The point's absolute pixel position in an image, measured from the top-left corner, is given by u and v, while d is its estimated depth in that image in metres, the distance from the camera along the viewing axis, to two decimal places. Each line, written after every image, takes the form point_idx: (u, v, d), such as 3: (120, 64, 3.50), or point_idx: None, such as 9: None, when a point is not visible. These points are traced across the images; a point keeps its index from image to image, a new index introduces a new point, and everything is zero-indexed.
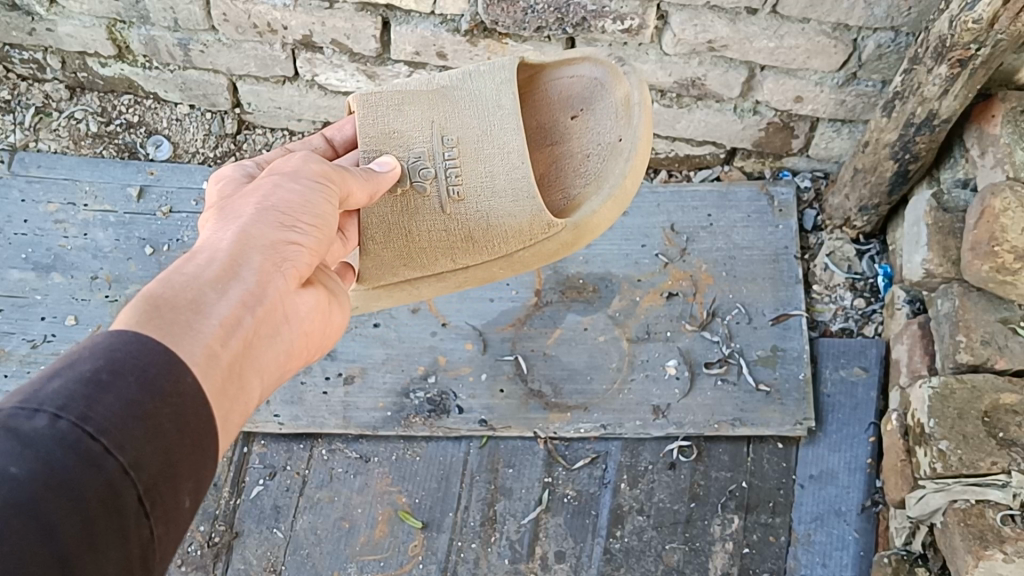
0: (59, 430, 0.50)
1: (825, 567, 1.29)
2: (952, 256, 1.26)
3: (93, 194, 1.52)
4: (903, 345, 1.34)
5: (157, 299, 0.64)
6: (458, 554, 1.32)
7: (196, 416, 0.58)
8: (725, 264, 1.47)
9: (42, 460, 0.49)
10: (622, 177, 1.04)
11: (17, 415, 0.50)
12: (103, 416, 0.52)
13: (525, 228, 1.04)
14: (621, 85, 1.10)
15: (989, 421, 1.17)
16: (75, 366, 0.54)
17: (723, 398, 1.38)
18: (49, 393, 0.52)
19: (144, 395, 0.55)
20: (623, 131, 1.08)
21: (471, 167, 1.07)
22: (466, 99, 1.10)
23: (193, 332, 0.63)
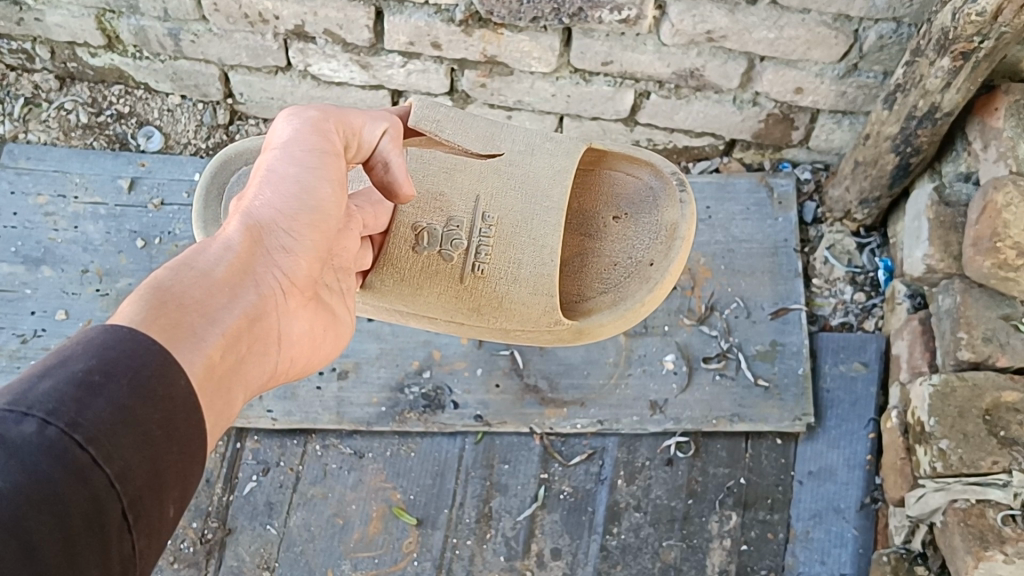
0: (46, 437, 0.49)
1: (823, 565, 1.28)
2: (954, 251, 1.24)
3: (83, 185, 1.50)
4: (904, 340, 1.32)
5: (166, 295, 0.64)
6: (454, 551, 1.31)
7: (187, 421, 0.58)
8: (724, 257, 1.45)
9: (27, 471, 0.48)
10: (639, 302, 1.07)
11: (4, 418, 0.49)
12: (90, 422, 0.51)
13: (536, 317, 1.05)
14: (672, 210, 1.12)
15: (990, 420, 1.15)
16: (66, 364, 0.53)
17: (721, 393, 1.36)
18: (38, 396, 0.51)
19: (135, 400, 0.54)
20: (658, 257, 1.10)
21: (502, 249, 1.08)
22: (516, 181, 1.10)
23: (197, 334, 0.63)
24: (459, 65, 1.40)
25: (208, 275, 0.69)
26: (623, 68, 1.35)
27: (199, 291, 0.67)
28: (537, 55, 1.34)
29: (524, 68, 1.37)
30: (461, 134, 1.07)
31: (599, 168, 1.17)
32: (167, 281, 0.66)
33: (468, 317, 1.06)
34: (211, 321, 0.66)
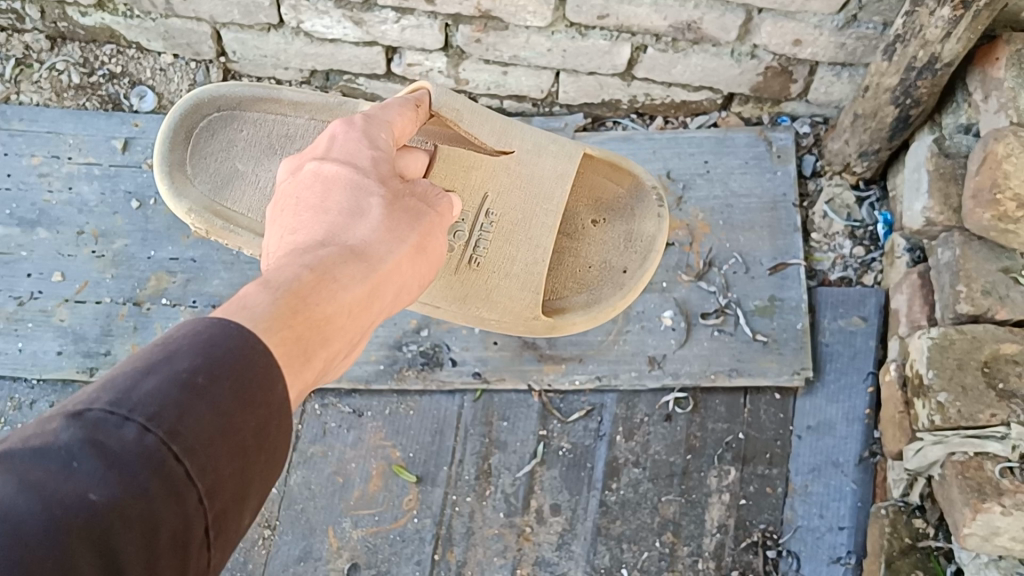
0: (145, 445, 0.48)
1: (822, 518, 1.29)
2: (953, 204, 1.23)
3: (77, 146, 1.49)
4: (903, 294, 1.31)
5: (301, 306, 0.62)
6: (454, 508, 1.32)
7: (278, 428, 0.56)
8: (722, 212, 1.44)
9: (123, 484, 0.47)
10: (613, 307, 1.12)
11: (106, 422, 0.48)
12: (188, 430, 0.50)
13: (517, 310, 1.09)
14: (649, 220, 1.17)
15: (989, 372, 1.15)
16: (172, 363, 0.52)
17: (719, 348, 1.36)
18: (142, 397, 0.50)
19: (235, 408, 0.53)
20: (632, 267, 1.15)
21: (500, 244, 1.10)
22: (522, 183, 1.11)
23: (314, 360, 0.61)
24: (454, 20, 1.38)
25: (342, 289, 0.67)
26: (620, 21, 1.33)
27: (333, 311, 0.65)
28: (533, 10, 1.33)
29: (520, 22, 1.36)
30: (477, 125, 1.09)
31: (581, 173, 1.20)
32: (297, 285, 0.64)
33: (451, 304, 1.08)
34: (330, 348, 0.64)
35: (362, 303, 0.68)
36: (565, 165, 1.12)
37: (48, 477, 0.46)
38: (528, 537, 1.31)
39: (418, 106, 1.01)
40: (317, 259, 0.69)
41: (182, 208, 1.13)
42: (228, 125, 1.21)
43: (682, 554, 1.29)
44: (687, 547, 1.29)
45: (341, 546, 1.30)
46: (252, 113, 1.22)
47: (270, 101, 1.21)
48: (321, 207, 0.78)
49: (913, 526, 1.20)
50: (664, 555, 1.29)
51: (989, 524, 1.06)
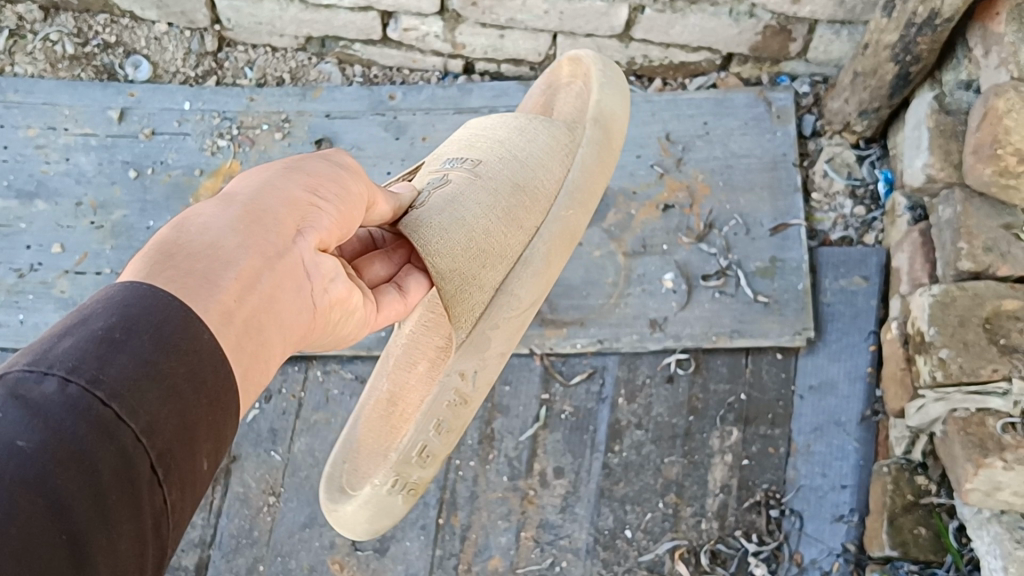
0: (68, 395, 0.46)
1: (824, 477, 1.29)
2: (954, 160, 1.23)
3: (73, 117, 1.49)
4: (905, 253, 1.31)
5: (159, 248, 0.59)
6: (458, 473, 1.34)
7: (214, 370, 0.54)
8: (722, 173, 1.43)
9: (52, 429, 0.44)
10: (612, 84, 1.13)
11: (24, 379, 0.46)
12: (112, 377, 0.48)
13: (553, 157, 1.03)
14: (563, 64, 1.20)
15: (991, 328, 1.14)
16: (86, 323, 0.50)
17: (721, 309, 1.36)
18: (58, 353, 0.47)
19: (158, 354, 0.51)
20: (586, 78, 1.16)
21: (482, 153, 1.03)
22: (449, 147, 1.07)
23: (219, 284, 0.59)
24: None
25: (206, 220, 0.64)
26: None
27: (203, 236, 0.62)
28: None
29: None
30: None
31: None
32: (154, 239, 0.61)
33: (510, 200, 0.97)
34: (232, 271, 0.61)
35: (244, 220, 0.65)
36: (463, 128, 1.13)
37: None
38: (532, 501, 1.32)
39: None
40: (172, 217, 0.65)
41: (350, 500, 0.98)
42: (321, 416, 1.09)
43: (686, 515, 1.30)
44: (691, 508, 1.30)
45: None
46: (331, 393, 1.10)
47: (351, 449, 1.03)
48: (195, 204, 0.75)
49: (915, 483, 1.21)
50: (667, 516, 1.30)
51: (991, 479, 1.07)
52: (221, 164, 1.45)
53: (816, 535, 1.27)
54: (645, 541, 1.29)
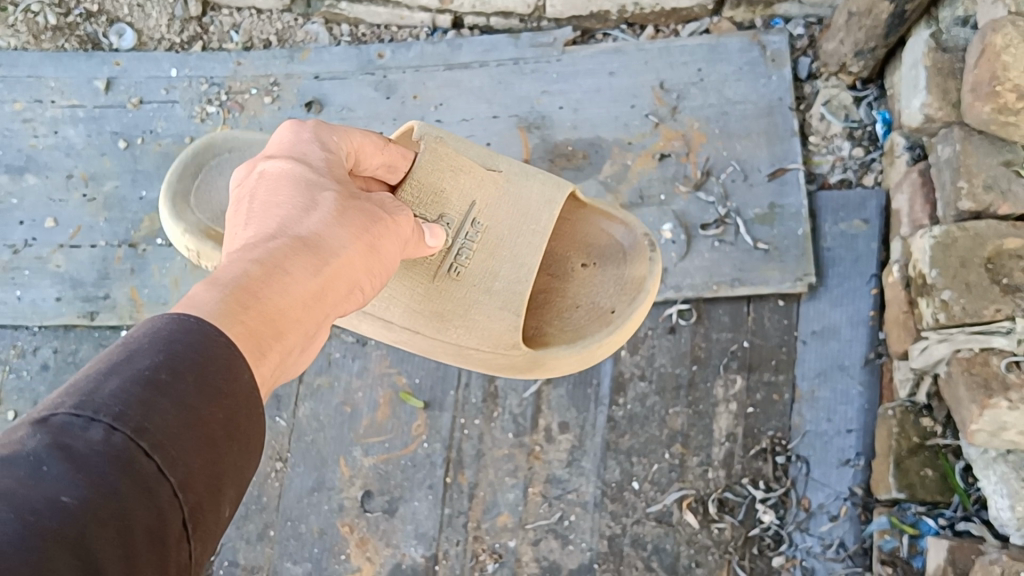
0: (112, 445, 0.47)
1: (830, 422, 1.30)
2: (952, 99, 1.21)
3: (59, 89, 1.47)
4: (904, 194, 1.29)
5: (247, 293, 0.63)
6: (463, 432, 1.35)
7: (247, 417, 0.56)
8: (718, 120, 1.39)
9: (94, 483, 0.44)
10: (596, 343, 1.01)
11: (72, 425, 0.47)
12: (154, 427, 0.49)
13: (498, 335, 1.01)
14: (642, 262, 1.06)
15: (992, 268, 1.13)
16: (133, 362, 0.51)
17: (721, 259, 1.34)
18: (105, 398, 0.48)
19: (200, 400, 0.52)
20: (621, 306, 1.05)
21: (483, 260, 1.03)
22: (508, 199, 1.05)
23: (270, 357, 0.62)
24: None
25: (293, 279, 0.67)
26: None
27: (280, 297, 0.65)
28: None
29: None
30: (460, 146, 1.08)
31: (579, 214, 1.12)
32: (247, 275, 0.65)
33: (429, 323, 1.00)
34: (283, 342, 0.64)
35: (317, 297, 0.69)
36: (547, 203, 1.05)
37: (18, 485, 0.43)
38: (538, 456, 1.33)
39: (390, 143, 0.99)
40: (264, 252, 0.68)
41: (177, 231, 1.10)
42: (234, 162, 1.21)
43: (692, 465, 1.31)
44: (697, 458, 1.31)
45: (354, 475, 1.35)
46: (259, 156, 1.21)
47: None
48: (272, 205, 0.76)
49: (921, 425, 1.21)
50: (673, 467, 1.31)
51: (996, 419, 1.07)
52: (212, 131, 1.43)
53: (823, 479, 1.28)
54: (652, 492, 1.31)
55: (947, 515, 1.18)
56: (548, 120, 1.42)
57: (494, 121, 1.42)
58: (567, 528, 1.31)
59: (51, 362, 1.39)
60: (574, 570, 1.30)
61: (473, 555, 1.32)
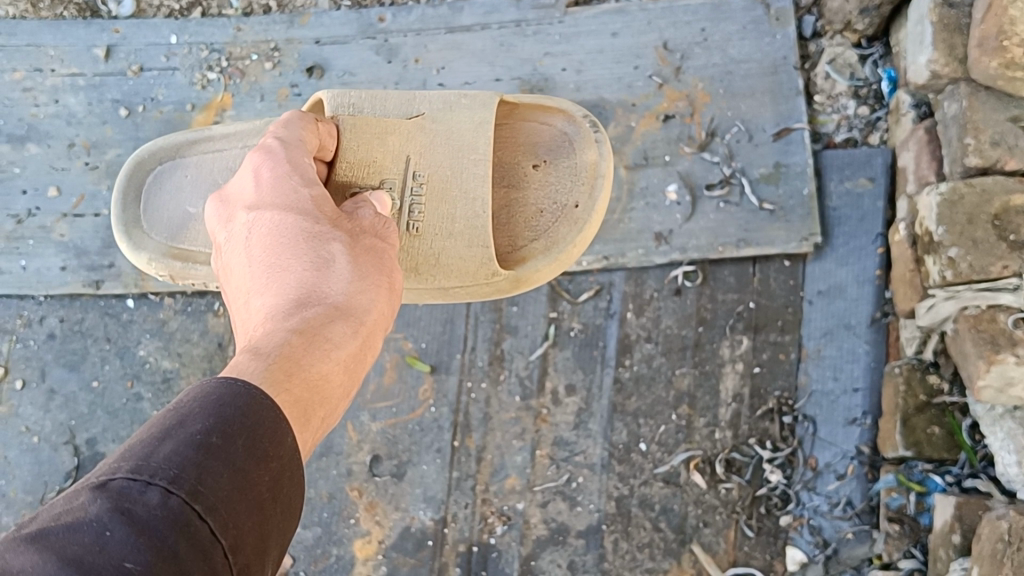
0: (168, 507, 0.53)
1: (836, 381, 1.30)
2: (959, 55, 1.19)
3: (58, 57, 1.45)
4: (910, 151, 1.28)
5: (294, 367, 0.69)
6: (469, 396, 1.35)
7: (291, 478, 0.63)
8: (722, 80, 1.38)
9: (154, 545, 0.51)
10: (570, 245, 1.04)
11: (130, 489, 0.53)
12: (206, 489, 0.55)
13: (475, 270, 1.02)
14: (591, 151, 1.08)
15: (1000, 225, 1.12)
16: (185, 426, 0.58)
17: (726, 219, 1.34)
18: (160, 463, 0.55)
19: (249, 462, 0.59)
20: (583, 200, 1.06)
21: (436, 206, 1.02)
22: (442, 135, 1.04)
23: (312, 418, 0.69)
24: None
25: (331, 345, 0.74)
26: None
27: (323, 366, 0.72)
28: None
29: None
30: (382, 108, 1.06)
31: (511, 117, 1.11)
32: (293, 351, 0.71)
33: (406, 278, 1.01)
34: (325, 404, 0.71)
35: (354, 363, 0.77)
36: (477, 122, 1.04)
37: (86, 551, 0.49)
38: (545, 419, 1.34)
39: (318, 124, 0.97)
40: (299, 322, 0.74)
41: (142, 262, 1.10)
42: (171, 172, 1.14)
43: (698, 425, 1.32)
44: (703, 419, 1.32)
45: (362, 439, 1.35)
46: (190, 154, 1.14)
47: (205, 141, 1.14)
48: (282, 264, 0.80)
49: (927, 383, 1.21)
50: (680, 428, 1.32)
51: (1004, 375, 1.07)
52: (213, 98, 1.43)
53: (830, 438, 1.29)
54: (659, 453, 1.32)
55: (953, 472, 1.19)
56: (550, 82, 1.40)
57: (497, 83, 1.41)
58: (575, 489, 1.32)
59: (59, 332, 1.40)
60: (583, 531, 1.31)
61: (482, 518, 1.33)
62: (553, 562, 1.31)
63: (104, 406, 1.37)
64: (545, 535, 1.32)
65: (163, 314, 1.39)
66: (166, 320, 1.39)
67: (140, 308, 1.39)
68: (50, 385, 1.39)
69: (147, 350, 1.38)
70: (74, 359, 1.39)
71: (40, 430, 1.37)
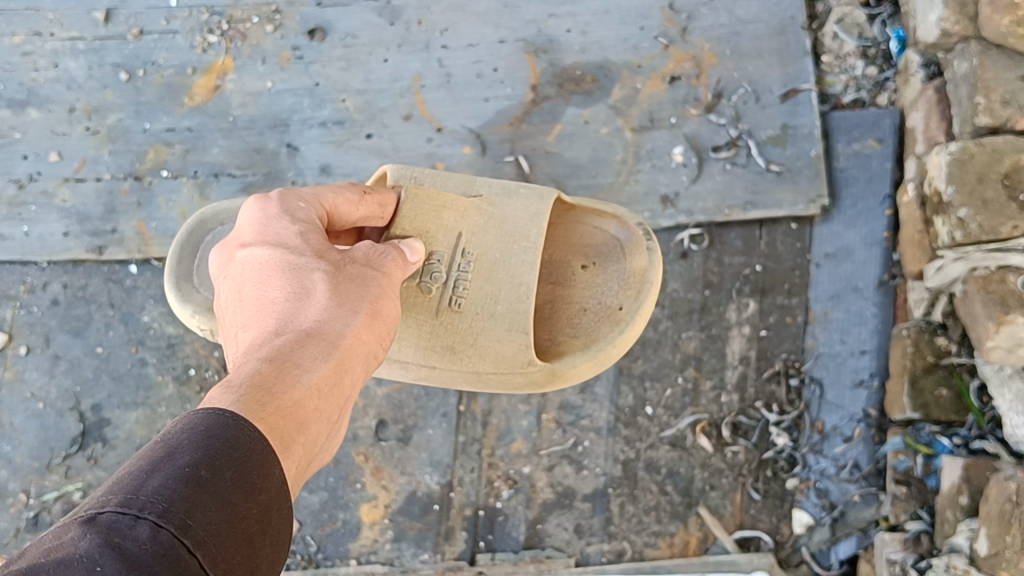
0: (158, 541, 0.50)
1: (843, 343, 1.30)
2: (970, 12, 1.18)
3: (58, 21, 1.43)
4: (919, 112, 1.26)
5: (267, 395, 0.66)
6: None
7: (277, 512, 0.60)
8: (729, 40, 1.36)
9: (147, 575, 0.48)
10: (610, 347, 1.03)
11: (119, 522, 0.50)
12: (197, 523, 0.53)
13: (510, 356, 1.01)
14: (640, 257, 1.07)
15: (1011, 184, 1.10)
16: (174, 460, 0.56)
17: (733, 181, 1.33)
18: (150, 497, 0.52)
19: (237, 495, 0.57)
20: (627, 302, 1.06)
21: (481, 284, 1.03)
22: (497, 221, 1.04)
23: (294, 447, 0.66)
24: None
25: (307, 372, 0.71)
26: None
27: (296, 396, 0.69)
28: None
29: None
30: (440, 185, 1.06)
31: (567, 218, 1.11)
32: (267, 378, 0.68)
33: (442, 357, 1.01)
34: (307, 432, 0.68)
35: (336, 393, 0.74)
36: (533, 210, 1.05)
37: None
38: None
39: (367, 195, 0.97)
40: (272, 351, 0.72)
41: (187, 312, 1.07)
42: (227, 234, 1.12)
43: (705, 389, 1.31)
44: (710, 382, 1.31)
45: (367, 404, 1.35)
46: None
47: None
48: (266, 298, 0.80)
49: (935, 344, 1.20)
50: (687, 391, 1.32)
51: (1013, 336, 1.06)
52: (214, 61, 1.41)
53: (837, 401, 1.28)
54: (665, 417, 1.31)
55: (961, 434, 1.18)
56: (555, 43, 1.39)
57: (502, 46, 1.39)
58: (582, 453, 1.32)
59: (62, 298, 1.39)
60: (589, 495, 1.31)
61: (488, 482, 1.33)
62: (560, 526, 1.31)
63: (109, 370, 1.37)
64: (551, 498, 1.32)
65: (167, 280, 1.38)
66: None
67: (143, 274, 1.39)
68: (54, 350, 1.38)
69: (151, 316, 1.38)
70: (78, 325, 1.39)
71: (45, 396, 1.37)
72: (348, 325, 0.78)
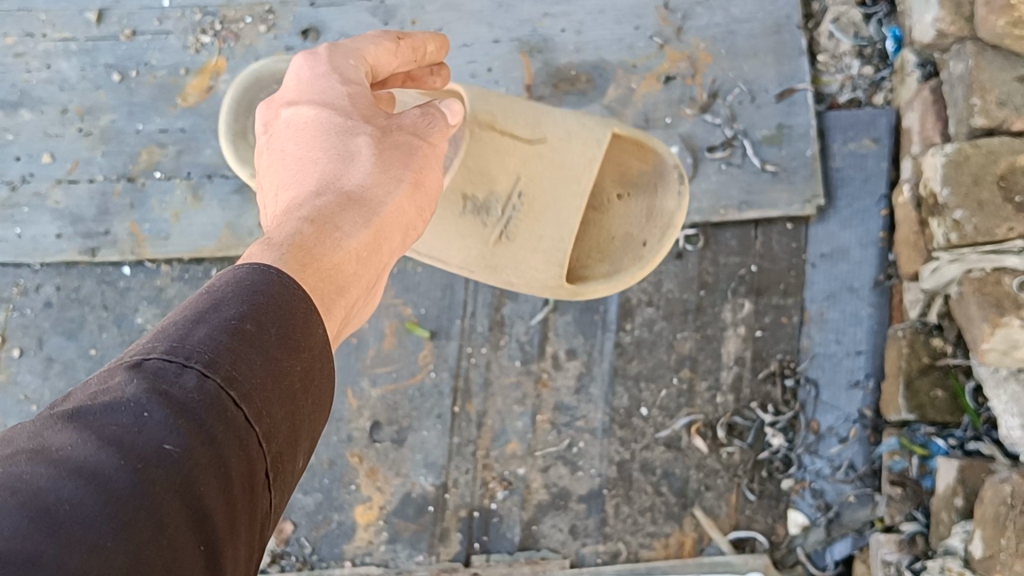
0: (204, 393, 0.52)
1: (838, 344, 1.29)
2: (965, 13, 1.17)
3: (51, 21, 1.42)
4: (915, 112, 1.26)
5: (311, 253, 0.66)
6: (470, 360, 1.34)
7: (320, 372, 0.61)
8: (724, 40, 1.36)
9: (190, 426, 0.50)
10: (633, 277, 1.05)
11: (165, 371, 0.52)
12: (242, 378, 0.54)
13: (542, 280, 1.05)
14: (671, 199, 1.06)
15: (1006, 186, 1.09)
16: (220, 313, 0.56)
17: (728, 182, 1.32)
18: (195, 347, 0.53)
19: (282, 352, 0.57)
20: (653, 240, 1.06)
21: (529, 224, 1.02)
22: (552, 163, 1.02)
23: (332, 307, 0.66)
24: None
25: (348, 237, 0.71)
26: None
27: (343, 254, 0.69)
28: None
29: None
30: (512, 115, 1.01)
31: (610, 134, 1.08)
32: (309, 240, 0.68)
33: (479, 268, 1.05)
34: (345, 295, 0.68)
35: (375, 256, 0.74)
36: (588, 148, 1.02)
37: (124, 433, 0.48)
38: (546, 383, 1.33)
39: (401, 41, 0.91)
40: (314, 212, 0.71)
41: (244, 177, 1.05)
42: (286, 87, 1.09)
43: (700, 389, 1.31)
44: (705, 382, 1.31)
45: (362, 405, 1.34)
46: None
47: None
48: (309, 159, 0.78)
49: (931, 345, 1.20)
50: (682, 392, 1.31)
51: (1009, 338, 1.06)
52: (207, 62, 1.40)
53: (832, 401, 1.28)
54: (660, 418, 1.31)
55: (957, 435, 1.18)
56: (550, 42, 1.38)
57: (496, 45, 1.39)
58: (577, 454, 1.32)
59: (55, 300, 1.39)
60: (584, 496, 1.31)
61: (483, 483, 1.32)
62: (555, 527, 1.31)
63: None
64: (546, 499, 1.32)
65: (161, 281, 1.39)
66: (163, 287, 1.39)
67: (137, 275, 1.39)
68: (48, 352, 1.38)
69: (145, 317, 1.38)
70: (71, 327, 1.38)
71: (39, 398, 1.37)
72: (393, 191, 0.76)
